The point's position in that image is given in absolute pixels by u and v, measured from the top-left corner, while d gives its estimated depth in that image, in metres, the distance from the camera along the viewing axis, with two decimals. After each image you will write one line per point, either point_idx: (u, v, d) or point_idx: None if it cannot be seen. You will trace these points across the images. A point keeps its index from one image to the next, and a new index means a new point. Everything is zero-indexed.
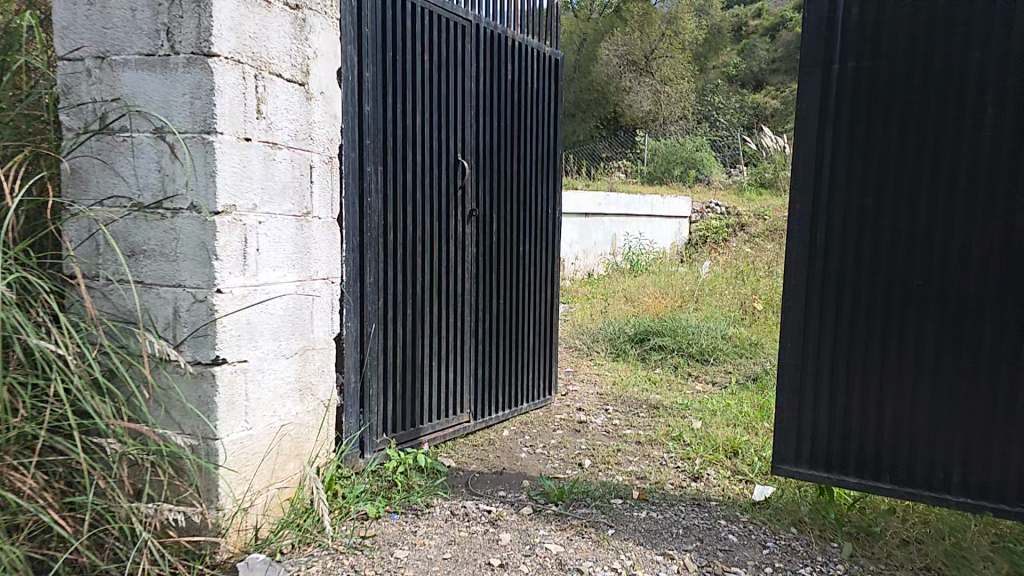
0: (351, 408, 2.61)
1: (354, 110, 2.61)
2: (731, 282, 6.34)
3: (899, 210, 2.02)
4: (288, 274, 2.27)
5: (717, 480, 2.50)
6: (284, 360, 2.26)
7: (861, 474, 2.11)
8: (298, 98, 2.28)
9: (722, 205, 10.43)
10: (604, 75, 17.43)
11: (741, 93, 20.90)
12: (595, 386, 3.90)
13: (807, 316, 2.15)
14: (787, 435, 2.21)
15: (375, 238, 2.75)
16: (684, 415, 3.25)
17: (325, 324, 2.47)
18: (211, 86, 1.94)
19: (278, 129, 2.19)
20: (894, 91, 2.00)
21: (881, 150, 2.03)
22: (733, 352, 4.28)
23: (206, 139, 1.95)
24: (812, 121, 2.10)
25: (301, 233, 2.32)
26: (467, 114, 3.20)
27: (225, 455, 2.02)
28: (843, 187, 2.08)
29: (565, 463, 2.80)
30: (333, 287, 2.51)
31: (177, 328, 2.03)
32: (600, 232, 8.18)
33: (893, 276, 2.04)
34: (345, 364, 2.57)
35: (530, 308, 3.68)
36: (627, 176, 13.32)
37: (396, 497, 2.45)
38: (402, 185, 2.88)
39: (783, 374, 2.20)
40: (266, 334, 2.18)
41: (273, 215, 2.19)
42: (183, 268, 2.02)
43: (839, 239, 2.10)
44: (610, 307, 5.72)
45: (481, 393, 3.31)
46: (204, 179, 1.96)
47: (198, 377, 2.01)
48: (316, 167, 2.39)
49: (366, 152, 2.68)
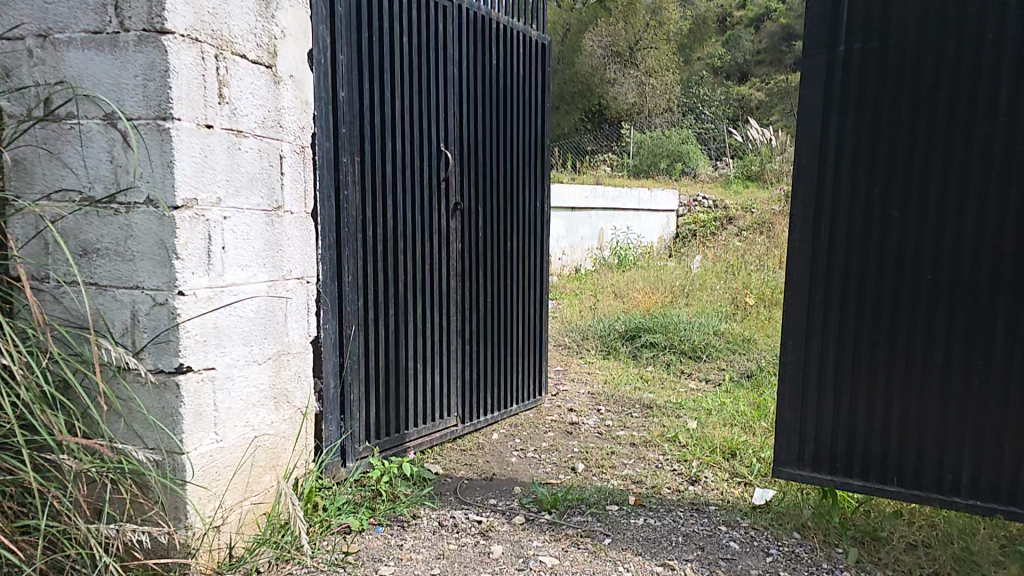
0: (331, 415, 2.47)
1: (327, 95, 2.46)
2: (722, 276, 6.27)
3: (908, 199, 1.93)
4: (258, 274, 2.12)
5: (716, 484, 2.41)
6: (256, 365, 2.11)
7: (867, 476, 2.03)
8: (264, 83, 2.13)
9: (709, 199, 10.40)
10: (588, 67, 17.32)
11: (726, 86, 20.95)
12: (587, 386, 3.79)
13: (810, 310, 2.07)
14: (789, 436, 2.13)
15: (353, 234, 2.61)
16: (678, 415, 3.16)
17: (300, 327, 2.32)
18: (165, 66, 1.77)
19: (244, 116, 2.04)
20: (901, 74, 1.91)
21: (888, 136, 1.94)
22: (727, 348, 4.20)
23: (161, 126, 1.79)
24: (813, 106, 2.01)
25: (271, 229, 2.17)
26: (451, 102, 3.06)
27: (193, 470, 1.86)
28: (848, 176, 2.00)
29: (557, 467, 2.68)
30: (308, 287, 2.36)
31: (136, 333, 1.87)
32: (587, 225, 8.07)
33: (901, 269, 1.95)
34: (323, 368, 2.43)
35: (519, 307, 3.56)
36: (614, 170, 13.24)
37: (380, 507, 2.31)
38: (382, 177, 2.74)
39: (784, 372, 2.12)
40: (236, 338, 2.03)
41: (240, 210, 2.04)
42: (140, 268, 1.86)
43: (844, 229, 2.02)
44: (599, 304, 5.62)
45: (469, 395, 3.18)
46: (161, 171, 1.81)
47: (160, 387, 1.86)
48: (287, 158, 2.24)
49: (343, 142, 2.54)
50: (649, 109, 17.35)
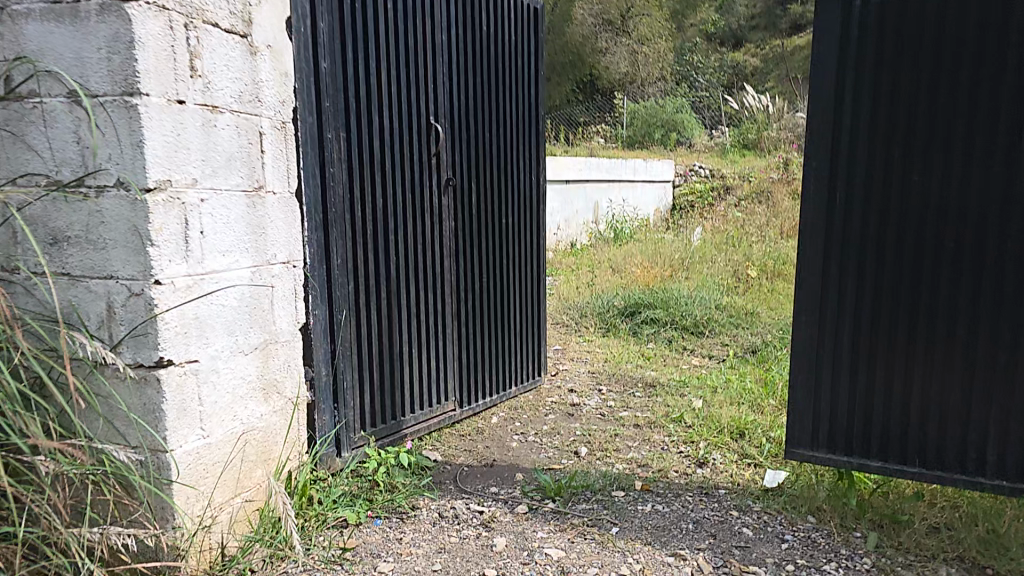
0: (324, 404, 2.37)
1: (309, 66, 2.29)
2: (722, 249, 6.15)
3: (930, 164, 1.85)
4: (240, 259, 1.99)
5: (725, 466, 2.34)
6: (243, 356, 2.00)
7: (885, 456, 1.97)
8: (240, 54, 1.96)
9: (705, 168, 10.20)
10: (579, 36, 16.68)
11: (721, 52, 20.51)
12: (587, 365, 3.71)
13: (825, 283, 1.99)
14: (803, 416, 2.06)
15: (342, 215, 2.47)
16: (682, 393, 3.08)
17: (289, 314, 2.20)
18: (129, 37, 1.61)
19: (218, 90, 1.88)
20: (924, 32, 1.81)
21: (908, 98, 1.85)
22: (729, 323, 4.11)
23: (128, 102, 1.63)
24: (828, 69, 1.92)
25: (252, 211, 2.03)
26: (442, 72, 2.90)
27: (179, 469, 1.74)
28: (865, 141, 1.91)
29: (560, 452, 2.61)
30: (294, 272, 2.23)
31: (113, 327, 1.74)
32: (582, 199, 7.90)
33: (922, 238, 1.88)
34: (315, 356, 2.32)
35: (517, 287, 3.45)
36: (608, 141, 12.98)
37: (378, 499, 2.23)
38: (371, 153, 2.59)
39: (798, 350, 2.05)
40: (220, 328, 1.91)
41: (218, 191, 1.89)
42: (113, 257, 1.72)
43: (860, 198, 1.94)
44: (597, 279, 5.51)
45: (468, 379, 3.09)
46: (130, 151, 1.66)
47: (141, 382, 1.73)
48: (267, 135, 2.09)
49: (327, 116, 2.38)
50: (641, 80, 17.01)
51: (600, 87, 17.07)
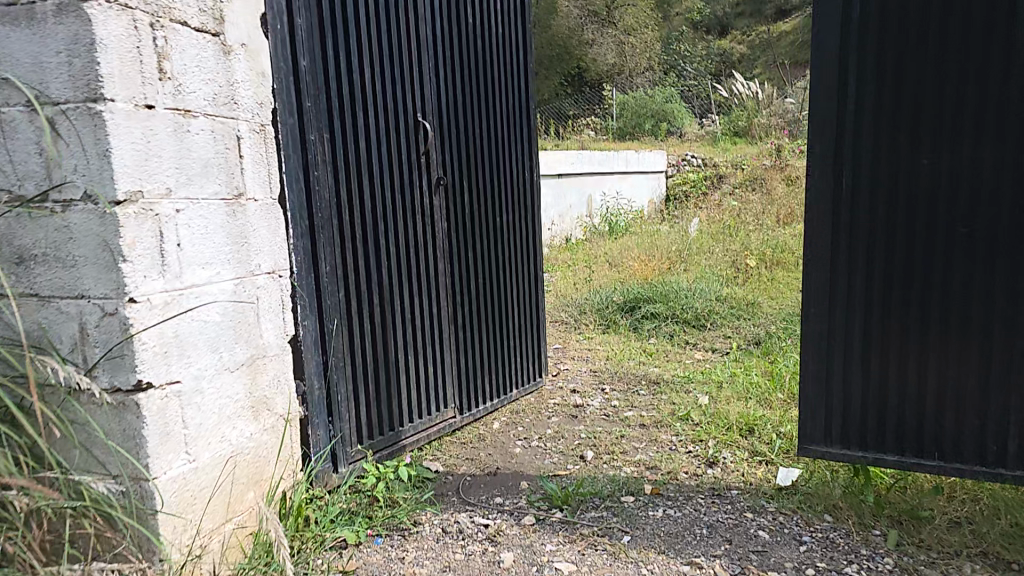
0: (318, 418, 2.27)
1: (288, 66, 2.18)
2: (719, 239, 6.08)
3: (939, 146, 1.77)
4: (222, 271, 1.88)
5: (736, 465, 2.26)
6: (229, 373, 1.89)
7: (902, 451, 1.88)
8: (213, 54, 1.86)
9: (698, 157, 10.13)
10: (565, 28, 16.53)
11: (707, 41, 20.43)
12: (588, 364, 3.62)
13: (833, 273, 1.91)
14: (815, 412, 1.98)
15: (328, 219, 2.36)
16: (687, 390, 3.00)
17: (276, 327, 2.10)
18: (89, 38, 1.50)
19: (191, 93, 1.77)
20: (929, 8, 1.73)
21: (914, 78, 1.77)
22: (731, 315, 4.04)
23: (92, 109, 1.52)
24: (828, 50, 1.83)
25: (232, 220, 1.93)
26: (427, 68, 2.79)
27: (163, 497, 1.63)
28: (871, 124, 1.83)
29: (565, 456, 2.52)
30: (280, 282, 2.13)
31: (87, 349, 1.63)
32: (574, 193, 7.81)
33: (933, 223, 1.79)
34: (305, 369, 2.22)
35: (513, 288, 3.35)
36: (598, 134, 12.87)
37: (378, 516, 2.12)
38: (356, 155, 2.48)
39: (807, 344, 1.96)
40: (203, 346, 1.80)
41: (195, 200, 1.78)
42: (84, 275, 1.61)
43: (868, 183, 1.85)
44: (594, 275, 5.42)
45: (466, 385, 2.99)
46: (97, 162, 1.55)
47: (119, 407, 1.62)
48: (245, 139, 1.98)
49: (308, 118, 2.27)
50: (629, 71, 16.85)
51: (588, 80, 16.93)
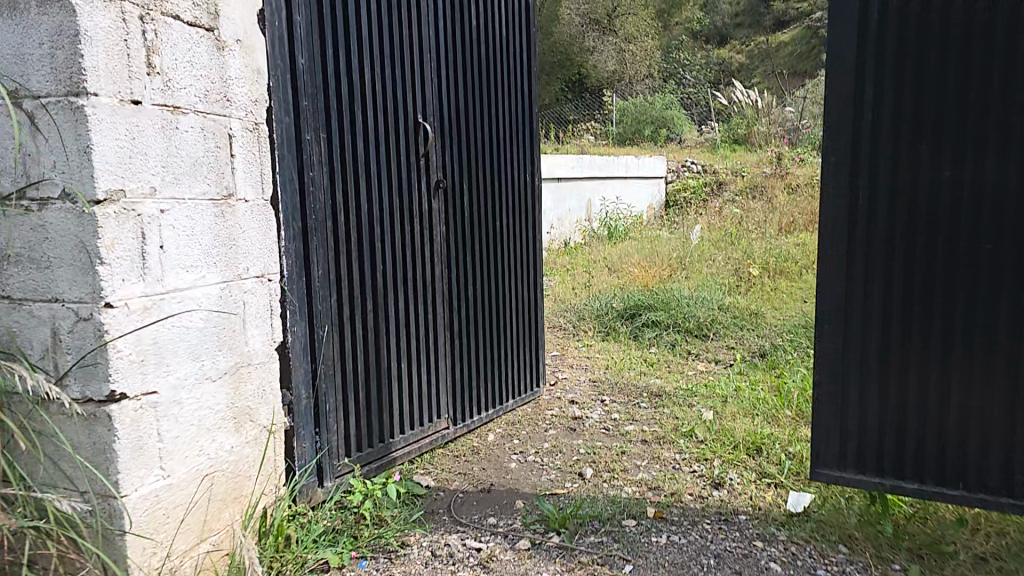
0: (304, 429, 2.16)
1: (285, 63, 2.08)
2: (721, 246, 5.99)
3: (962, 157, 1.68)
4: (206, 275, 1.77)
5: (743, 487, 2.18)
6: (210, 383, 1.78)
7: (922, 478, 1.79)
8: (205, 49, 1.75)
9: (698, 163, 10.04)
10: (567, 36, 16.50)
11: (708, 48, 20.40)
12: (587, 373, 3.53)
13: (849, 290, 1.82)
14: (829, 434, 1.89)
15: (322, 222, 2.25)
16: (691, 404, 2.91)
17: (263, 333, 1.99)
18: (74, 30, 1.39)
19: (180, 89, 1.66)
20: (951, 13, 1.65)
21: (934, 85, 1.68)
22: (734, 325, 3.95)
23: (73, 103, 1.42)
24: (846, 56, 1.74)
25: (220, 222, 1.81)
26: (427, 66, 2.69)
27: (134, 518, 1.52)
28: (890, 133, 1.73)
29: (563, 473, 2.43)
30: (270, 287, 2.01)
31: (58, 356, 1.51)
32: (574, 198, 7.72)
33: (955, 238, 1.70)
34: (293, 377, 2.11)
35: (511, 293, 3.25)
36: (598, 138, 12.79)
37: (363, 536, 2.02)
38: (352, 155, 2.37)
39: (820, 362, 1.87)
40: (183, 353, 1.68)
41: (180, 200, 1.67)
42: (58, 277, 1.50)
43: (886, 195, 1.76)
44: (593, 280, 5.32)
45: (461, 394, 2.88)
46: (77, 159, 1.44)
47: (90, 419, 1.50)
48: (237, 136, 1.87)
49: (305, 117, 2.16)
50: (630, 75, 16.76)
51: (589, 83, 16.86)
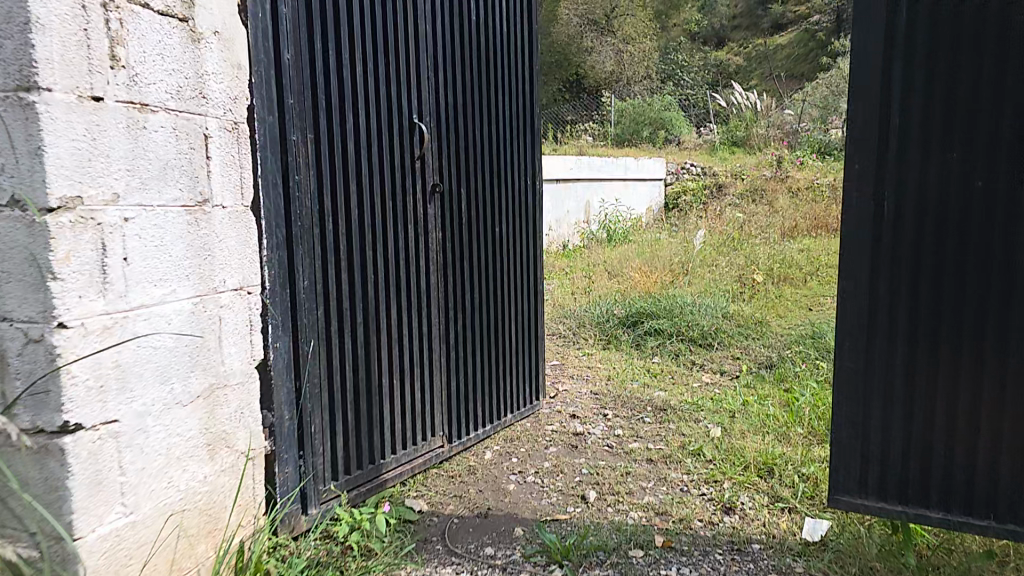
0: (286, 454, 2.02)
1: (269, 58, 1.93)
2: (723, 252, 5.87)
3: (996, 164, 1.50)
4: (178, 289, 1.61)
5: (756, 512, 2.06)
6: (181, 409, 1.63)
7: (948, 507, 1.62)
8: (178, 41, 1.59)
9: (697, 166, 9.94)
10: (564, 37, 16.40)
11: (704, 51, 20.38)
12: (587, 384, 3.40)
13: (872, 306, 1.65)
14: (848, 459, 1.72)
15: (308, 230, 2.10)
16: (698, 419, 2.79)
17: (241, 351, 1.83)
18: (25, 16, 1.24)
19: (148, 84, 1.50)
20: (989, 7, 1.47)
21: (967, 86, 1.50)
22: (738, 334, 3.83)
23: (23, 100, 1.26)
24: (870, 55, 1.56)
25: (194, 231, 1.66)
26: (423, 64, 2.54)
27: (91, 563, 1.37)
28: (917, 139, 1.56)
29: (565, 497, 2.29)
30: (250, 301, 1.86)
31: (5, 382, 1.34)
32: (572, 198, 7.59)
33: (989, 252, 1.52)
34: (275, 397, 1.97)
35: (509, 304, 3.10)
36: (596, 139, 12.67)
37: (351, 569, 1.86)
38: (342, 158, 2.22)
39: (839, 383, 1.70)
40: (149, 377, 1.53)
41: (149, 207, 1.52)
42: (5, 293, 1.33)
43: (914, 205, 1.58)
44: (593, 285, 5.20)
45: (457, 410, 2.74)
46: (27, 162, 1.28)
47: (40, 452, 1.34)
48: (214, 136, 1.72)
49: (290, 116, 2.02)
50: (628, 77, 16.65)
51: (586, 84, 16.74)
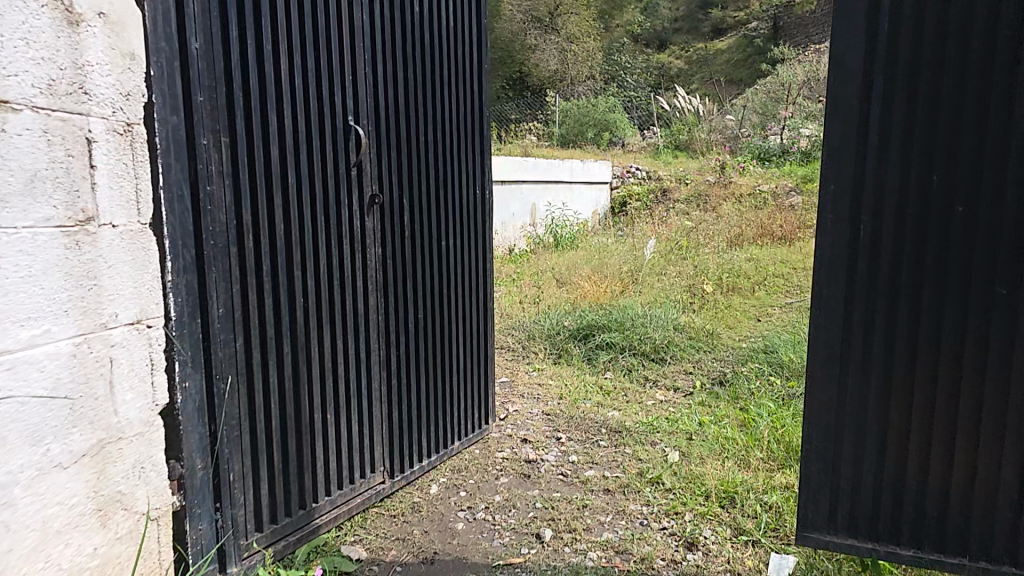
0: (201, 509, 1.76)
1: (173, 46, 1.65)
2: (671, 260, 5.90)
3: (978, 191, 1.44)
4: (55, 328, 1.32)
5: (717, 547, 1.97)
6: (62, 473, 1.34)
7: (919, 544, 1.58)
8: (49, 22, 1.29)
9: (642, 170, 10.06)
10: (508, 32, 16.13)
11: (647, 55, 20.79)
12: (539, 403, 3.26)
13: (846, 336, 1.58)
14: (819, 494, 1.65)
15: (224, 248, 1.84)
16: (654, 443, 2.70)
17: (140, 397, 1.55)
18: None
19: (8, 76, 1.20)
20: (971, 27, 1.40)
21: (949, 109, 1.43)
22: (689, 347, 3.80)
23: None
24: (849, 72, 1.49)
25: (75, 257, 1.37)
26: (360, 60, 2.30)
27: None
28: (894, 162, 1.49)
29: (519, 536, 2.14)
30: (151, 336, 1.58)
31: None
32: (518, 202, 7.47)
33: (966, 282, 1.47)
34: (185, 445, 1.70)
35: (457, 321, 2.91)
36: (541, 139, 12.62)
37: None
38: (264, 165, 1.96)
39: (811, 414, 1.63)
40: (15, 439, 1.23)
41: (10, 229, 1.22)
42: None
43: (891, 232, 1.52)
44: (543, 293, 5.07)
45: (399, 441, 2.52)
46: None
47: None
48: (99, 141, 1.42)
49: (200, 116, 1.74)
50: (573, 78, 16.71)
51: (532, 82, 16.65)
